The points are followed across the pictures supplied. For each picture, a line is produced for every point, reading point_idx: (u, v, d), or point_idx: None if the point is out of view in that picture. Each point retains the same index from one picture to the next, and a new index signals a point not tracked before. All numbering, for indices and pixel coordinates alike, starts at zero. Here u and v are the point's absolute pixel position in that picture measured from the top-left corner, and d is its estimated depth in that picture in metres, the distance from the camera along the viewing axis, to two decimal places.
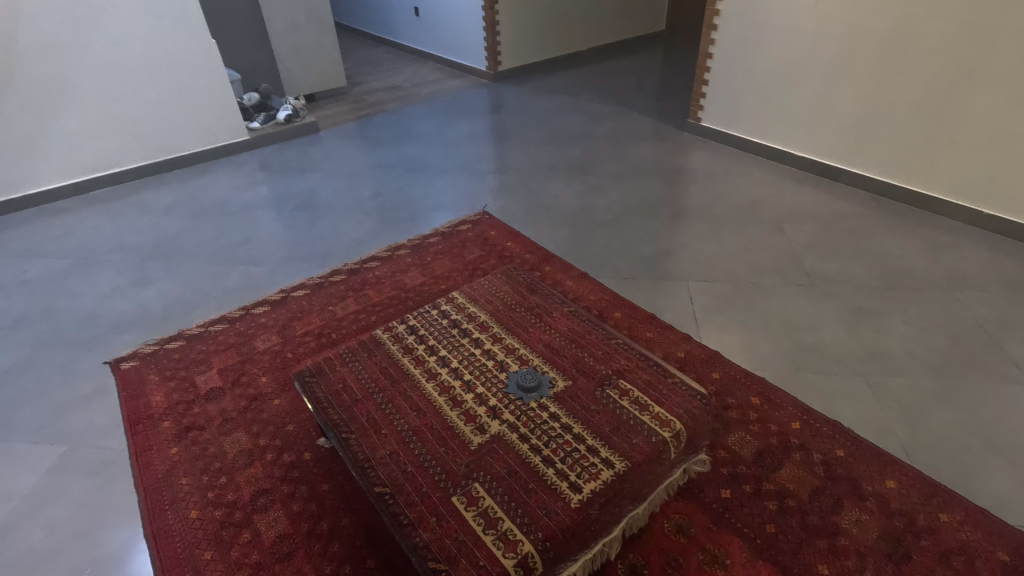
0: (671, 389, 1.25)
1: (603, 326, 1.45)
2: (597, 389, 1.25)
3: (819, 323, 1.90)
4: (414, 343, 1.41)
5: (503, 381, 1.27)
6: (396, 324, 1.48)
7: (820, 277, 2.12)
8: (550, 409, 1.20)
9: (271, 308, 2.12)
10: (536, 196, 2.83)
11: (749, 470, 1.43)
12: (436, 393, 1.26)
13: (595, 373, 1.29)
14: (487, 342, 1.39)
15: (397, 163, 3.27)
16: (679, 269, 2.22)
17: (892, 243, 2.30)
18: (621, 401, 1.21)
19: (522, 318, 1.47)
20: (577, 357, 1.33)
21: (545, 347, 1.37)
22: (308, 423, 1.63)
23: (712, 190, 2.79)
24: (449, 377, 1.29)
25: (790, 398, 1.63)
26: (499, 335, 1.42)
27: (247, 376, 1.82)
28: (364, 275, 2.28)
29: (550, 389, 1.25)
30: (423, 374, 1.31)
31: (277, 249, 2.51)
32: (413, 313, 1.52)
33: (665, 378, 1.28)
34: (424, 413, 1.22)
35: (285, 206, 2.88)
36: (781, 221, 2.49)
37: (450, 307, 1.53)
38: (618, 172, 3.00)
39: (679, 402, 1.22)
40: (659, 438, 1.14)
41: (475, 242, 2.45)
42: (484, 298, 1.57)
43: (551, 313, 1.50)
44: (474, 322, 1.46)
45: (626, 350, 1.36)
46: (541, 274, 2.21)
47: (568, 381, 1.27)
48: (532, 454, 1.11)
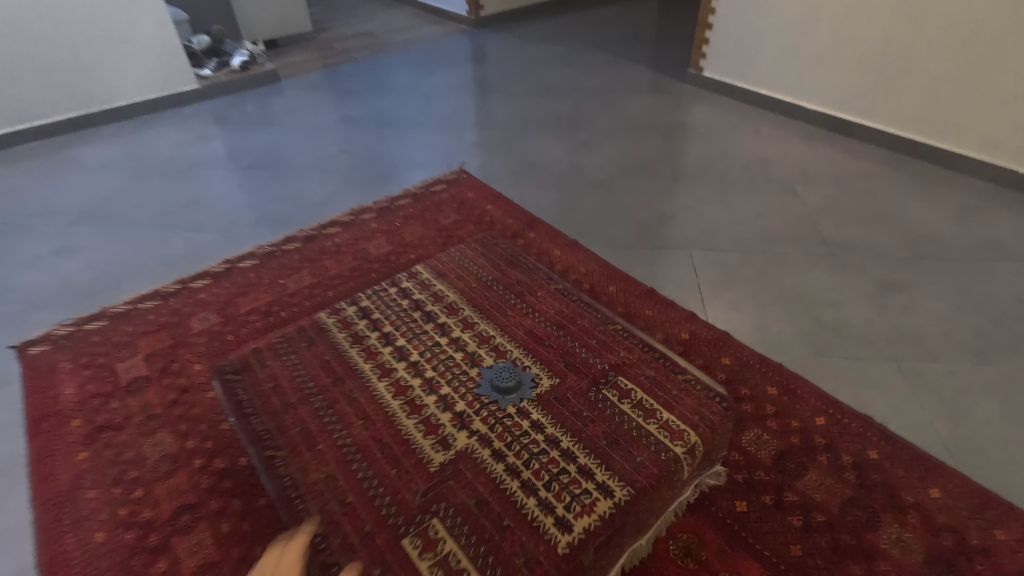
0: (682, 389, 1.00)
1: (598, 307, 1.20)
2: (590, 389, 1.00)
3: (842, 299, 1.66)
4: (367, 330, 1.15)
5: (474, 379, 1.02)
6: (346, 305, 1.21)
7: (840, 245, 1.87)
8: (533, 417, 0.95)
9: (213, 282, 1.83)
10: (521, 153, 2.52)
11: (768, 477, 1.21)
12: (390, 396, 1.01)
13: (589, 369, 1.04)
14: (455, 328, 1.13)
15: (367, 116, 2.92)
16: (682, 236, 1.96)
17: (920, 208, 2.04)
18: (620, 406, 0.97)
19: (499, 298, 1.22)
20: (565, 347, 1.08)
21: (526, 335, 1.12)
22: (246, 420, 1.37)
23: (716, 147, 2.51)
24: (408, 375, 1.04)
25: (811, 387, 1.40)
26: (471, 320, 1.16)
27: (179, 363, 1.54)
28: (323, 243, 1.99)
29: (532, 391, 1.00)
30: (376, 370, 1.06)
31: (225, 213, 2.19)
32: (367, 291, 1.25)
33: (675, 374, 1.03)
34: (373, 421, 0.97)
35: (238, 164, 2.55)
36: (794, 183, 2.22)
37: (413, 285, 1.26)
38: (613, 127, 2.69)
39: (692, 407, 0.97)
40: (670, 455, 0.90)
41: (450, 205, 2.16)
42: (454, 272, 1.30)
43: (534, 292, 1.24)
44: (441, 302, 1.20)
45: (626, 337, 1.11)
46: (524, 243, 1.94)
47: (555, 379, 1.02)
48: (509, 478, 0.87)
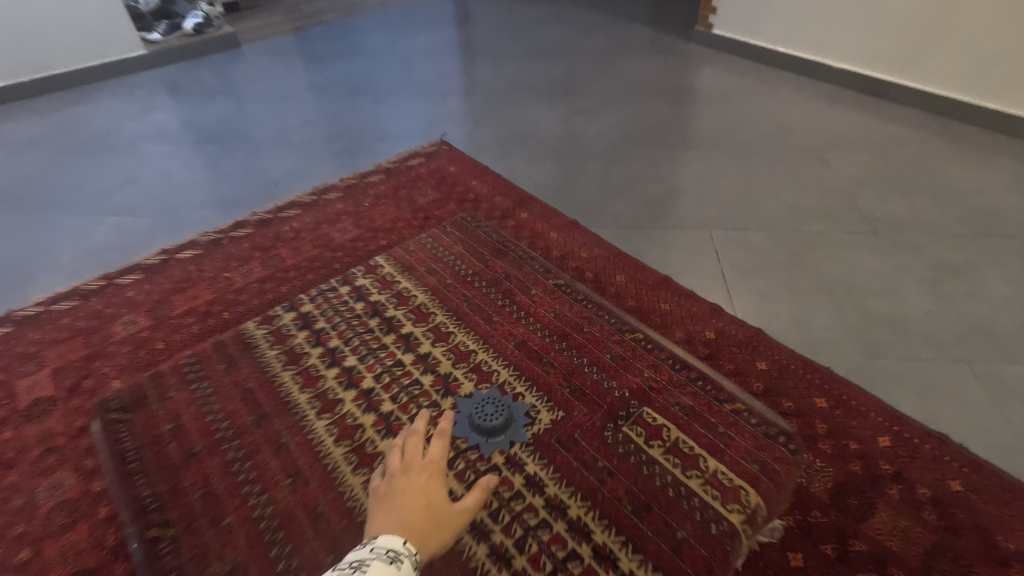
0: (731, 425, 0.97)
1: (611, 313, 1.20)
2: (605, 435, 0.97)
3: (893, 287, 1.40)
4: (312, 353, 1.13)
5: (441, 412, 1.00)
6: (303, 306, 1.23)
7: (884, 222, 1.60)
8: (529, 466, 0.93)
9: (144, 276, 1.53)
10: (510, 122, 2.22)
11: (825, 519, 0.96)
12: (332, 433, 1.00)
13: (594, 408, 1.02)
14: (425, 341, 1.13)
15: (337, 83, 2.60)
16: (698, 214, 1.68)
17: (971, 177, 1.77)
18: (652, 464, 0.92)
19: (480, 305, 1.23)
20: (569, 373, 1.08)
21: (523, 362, 1.10)
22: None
23: (731, 112, 2.21)
24: (358, 409, 1.02)
25: (869, 397, 1.14)
26: (449, 340, 1.15)
27: (93, 379, 1.26)
28: (279, 228, 1.69)
29: (523, 431, 0.98)
30: (315, 403, 1.04)
31: (167, 194, 1.89)
32: (336, 311, 1.22)
33: (717, 407, 1.00)
34: (310, 468, 0.95)
35: (186, 138, 2.23)
36: (823, 150, 1.94)
37: (387, 297, 1.24)
38: (612, 91, 2.39)
39: (738, 449, 0.93)
40: (722, 526, 0.84)
41: (429, 181, 1.87)
42: (435, 275, 1.31)
43: (523, 305, 1.24)
44: (415, 313, 1.20)
45: (656, 362, 1.09)
46: (515, 225, 1.64)
47: (559, 414, 1.01)
48: (518, 549, 0.83)
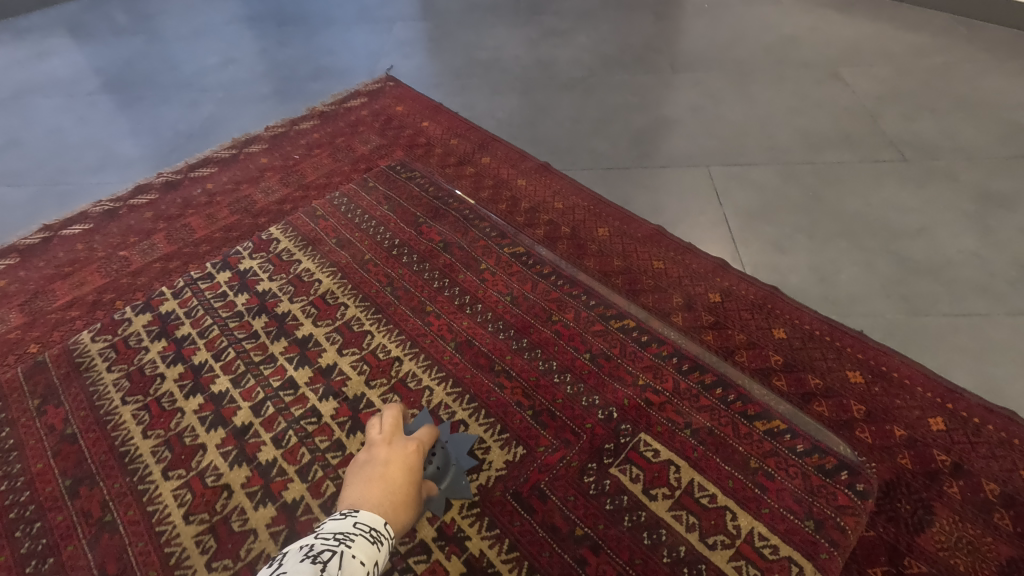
0: (771, 460, 0.81)
1: (588, 293, 1.05)
2: (582, 475, 0.81)
3: (930, 225, 1.16)
4: (166, 377, 0.97)
5: (344, 459, 0.86)
6: (162, 306, 1.08)
7: (914, 147, 1.35)
8: (474, 538, 0.77)
9: (21, 260, 1.25)
10: (469, 49, 1.89)
11: (871, 532, 0.76)
12: (182, 502, 0.82)
13: (567, 434, 0.86)
14: (328, 348, 0.99)
15: (265, 13, 2.21)
16: (692, 148, 1.41)
17: (1011, 88, 1.50)
18: (662, 518, 0.76)
19: (412, 297, 1.07)
20: (533, 387, 0.92)
21: (466, 374, 0.95)
22: None
23: (725, 24, 1.90)
24: (224, 459, 0.86)
25: (914, 366, 0.92)
26: (362, 344, 1.00)
27: None
28: (189, 192, 1.39)
29: (467, 475, 0.82)
30: (164, 454, 0.87)
31: (57, 156, 1.56)
32: (237, 316, 1.05)
33: (748, 430, 0.84)
34: (142, 563, 0.77)
35: (81, 88, 1.87)
36: (835, 65, 1.65)
37: (280, 285, 1.10)
38: (586, 7, 2.04)
39: (779, 495, 0.77)
40: None
41: (372, 124, 1.56)
42: (352, 265, 1.14)
43: (473, 289, 1.08)
44: (319, 305, 1.06)
45: (660, 367, 0.93)
46: (474, 173, 1.36)
47: (520, 452, 0.85)
48: None
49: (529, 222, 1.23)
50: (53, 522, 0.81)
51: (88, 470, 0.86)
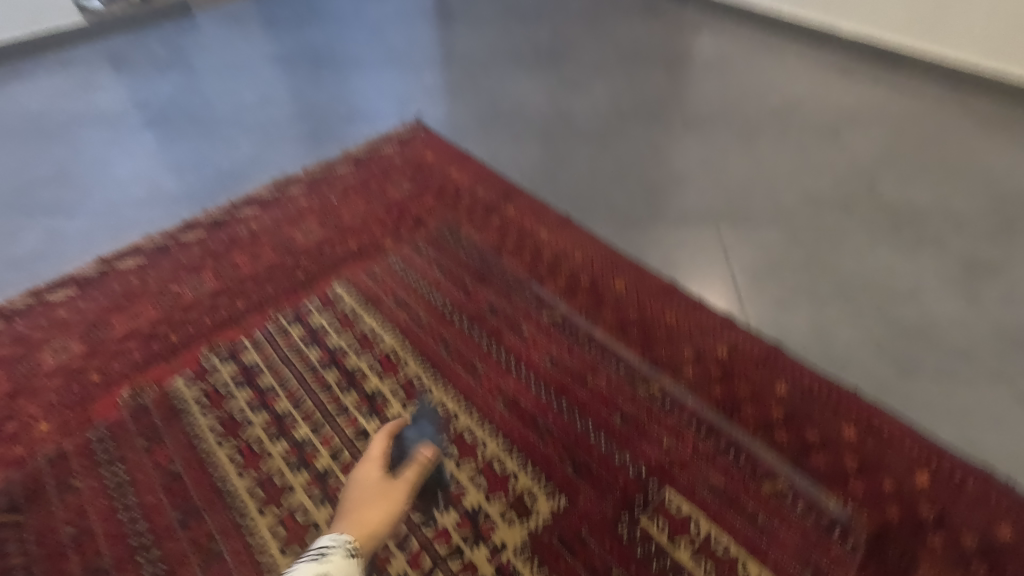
0: (775, 514, 0.93)
1: (619, 357, 1.14)
2: (616, 520, 0.94)
3: (921, 289, 1.27)
4: (254, 423, 1.09)
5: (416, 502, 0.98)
6: (245, 357, 1.18)
7: (908, 212, 1.46)
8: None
9: (79, 292, 1.34)
10: (493, 98, 2.01)
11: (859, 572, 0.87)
12: (278, 536, 0.95)
13: (605, 483, 0.97)
14: (392, 403, 1.11)
15: (299, 55, 2.34)
16: (703, 205, 1.52)
17: (997, 158, 1.62)
18: (680, 558, 0.90)
19: (464, 350, 1.17)
20: (573, 443, 1.02)
21: (514, 430, 1.05)
22: (64, 567, 0.93)
23: (733, 83, 2.02)
24: (311, 500, 0.99)
25: (903, 424, 1.02)
26: (423, 399, 1.11)
27: (19, 422, 1.09)
28: (233, 230, 1.50)
29: (523, 524, 0.95)
30: (258, 493, 1.00)
31: (106, 190, 1.67)
32: (312, 368, 1.17)
33: (756, 488, 0.95)
34: None
35: (128, 122, 1.99)
36: (835, 129, 1.77)
37: (349, 341, 1.21)
38: (603, 60, 2.17)
39: (783, 545, 0.90)
40: None
41: (403, 170, 1.68)
42: (410, 320, 1.24)
43: (517, 342, 1.18)
44: (383, 363, 1.17)
45: (684, 432, 1.02)
46: (500, 222, 1.47)
47: (563, 502, 0.96)
48: None
49: (551, 272, 1.33)
50: (169, 549, 0.94)
51: (193, 503, 0.99)
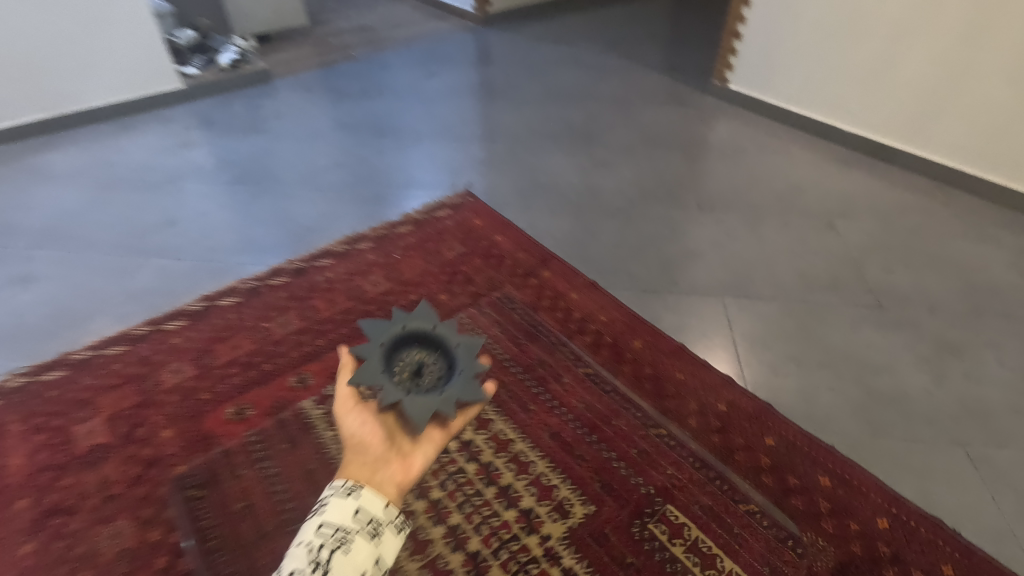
0: (745, 527, 1.14)
1: (637, 405, 1.36)
2: (632, 522, 1.16)
3: (895, 363, 1.48)
4: None
5: (486, 500, 1.19)
6: None
7: (889, 295, 1.69)
8: (565, 559, 1.11)
9: (187, 323, 1.63)
10: (532, 173, 2.31)
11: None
12: None
13: (629, 497, 1.19)
14: (468, 429, 1.30)
15: (365, 124, 2.70)
16: (710, 279, 1.77)
17: (973, 251, 1.86)
18: (673, 551, 1.12)
19: (518, 384, 1.41)
20: (600, 468, 1.24)
21: (556, 453, 1.27)
22: (240, 532, 1.15)
23: (744, 170, 2.30)
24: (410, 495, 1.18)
25: (870, 478, 1.22)
26: (490, 427, 1.31)
27: (145, 428, 1.35)
28: (313, 278, 1.78)
29: (566, 524, 1.15)
30: None
31: (206, 237, 1.98)
32: None
33: (734, 508, 1.17)
34: None
35: (221, 178, 2.32)
36: (832, 217, 2.03)
37: None
38: (629, 143, 2.48)
39: (753, 550, 1.11)
40: None
41: (455, 233, 1.96)
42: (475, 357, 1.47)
43: (562, 381, 1.42)
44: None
45: (681, 462, 1.24)
46: (537, 284, 1.73)
47: (591, 509, 1.18)
48: None
49: (579, 330, 1.58)
50: None
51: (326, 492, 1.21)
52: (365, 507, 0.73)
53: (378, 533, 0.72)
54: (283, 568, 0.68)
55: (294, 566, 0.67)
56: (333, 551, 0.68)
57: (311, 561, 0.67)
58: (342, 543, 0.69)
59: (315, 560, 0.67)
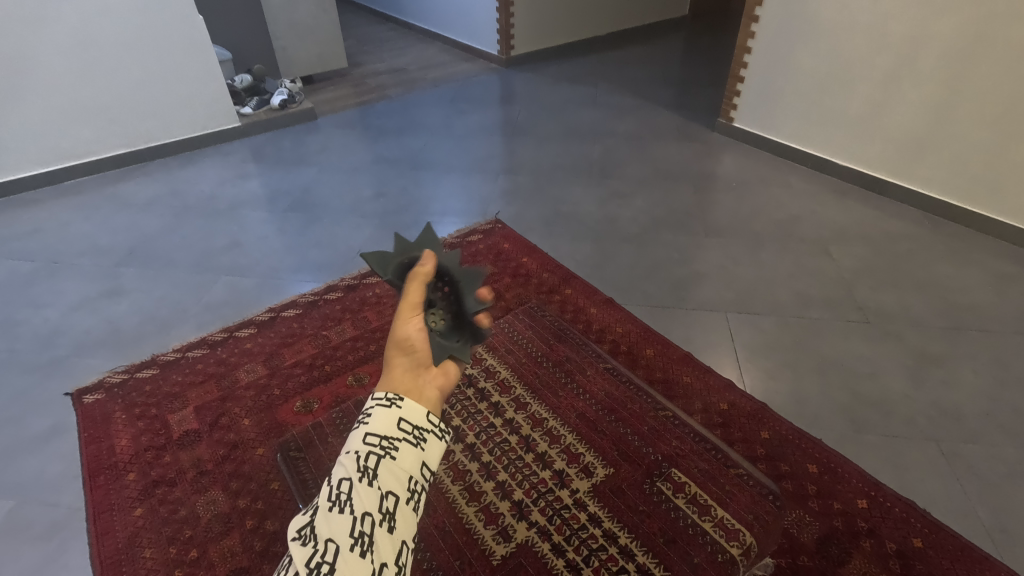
0: (738, 485, 1.32)
1: (649, 393, 1.57)
2: (646, 481, 1.37)
3: (879, 371, 1.68)
4: None
5: (526, 462, 1.41)
6: None
7: (876, 312, 1.89)
8: (590, 507, 1.32)
9: (257, 330, 1.88)
10: (554, 203, 2.56)
11: (801, 537, 1.28)
12: (448, 476, 1.38)
13: (644, 463, 1.41)
14: (510, 409, 1.54)
15: (402, 158, 2.99)
16: (714, 297, 1.99)
17: (954, 274, 2.05)
18: (677, 501, 1.32)
19: (548, 373, 1.65)
20: (617, 441, 1.46)
21: (582, 429, 1.49)
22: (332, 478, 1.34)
23: (747, 201, 2.53)
24: (463, 458, 1.42)
25: (853, 467, 1.41)
26: (527, 408, 1.55)
27: (228, 417, 1.59)
28: (363, 293, 2.03)
29: (591, 481, 1.37)
30: None
31: (267, 257, 2.25)
32: None
33: (726, 472, 1.35)
34: (435, 508, 1.33)
35: (277, 205, 2.61)
36: (827, 243, 2.24)
37: (478, 371, 1.65)
38: (642, 176, 2.73)
39: (742, 502, 1.28)
40: (727, 555, 1.19)
41: (486, 255, 2.21)
42: (512, 354, 1.72)
43: (586, 373, 1.65)
44: (501, 385, 1.61)
45: (686, 437, 1.45)
46: (560, 300, 1.96)
47: (610, 471, 1.39)
48: (557, 557, 1.23)
49: (599, 338, 1.80)
50: None
51: None
52: (409, 417, 0.63)
53: (424, 440, 0.63)
54: (328, 478, 0.58)
55: (340, 477, 0.57)
56: (381, 459, 0.59)
57: (358, 468, 0.57)
58: (389, 452, 0.60)
59: (363, 468, 0.58)
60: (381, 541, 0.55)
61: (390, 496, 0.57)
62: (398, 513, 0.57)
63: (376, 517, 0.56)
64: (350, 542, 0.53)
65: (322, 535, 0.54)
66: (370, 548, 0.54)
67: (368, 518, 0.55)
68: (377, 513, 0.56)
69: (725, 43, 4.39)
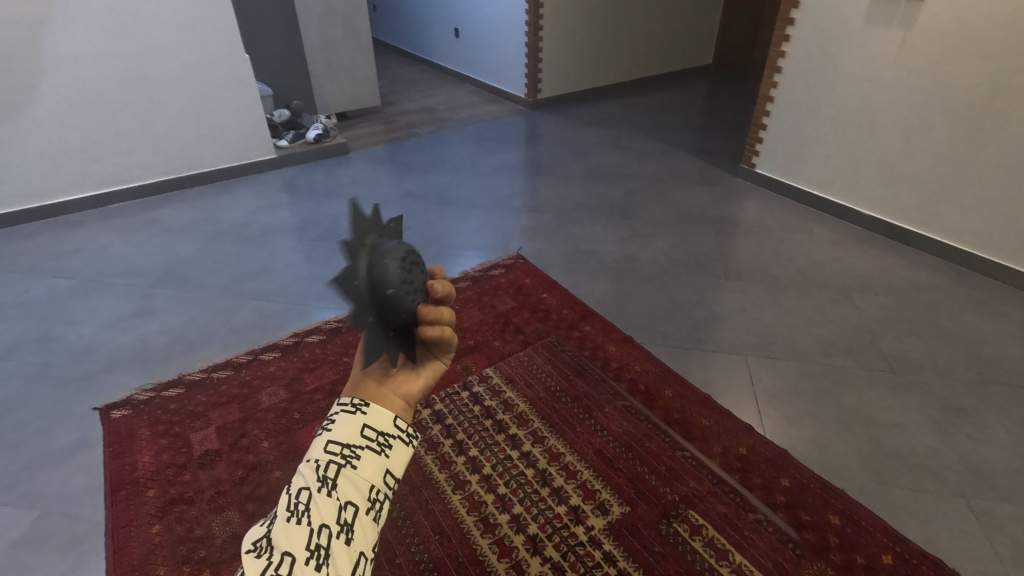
0: (757, 530, 1.33)
1: (667, 433, 1.57)
2: (662, 520, 1.35)
3: (905, 423, 1.64)
4: (445, 443, 1.54)
5: (542, 496, 1.41)
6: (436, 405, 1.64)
7: (901, 362, 1.86)
8: (605, 545, 1.30)
9: (281, 355, 1.92)
10: (576, 241, 2.60)
11: None
12: (463, 505, 1.39)
13: (661, 502, 1.39)
14: (527, 442, 1.54)
15: (428, 193, 3.08)
16: (735, 340, 1.98)
17: (982, 327, 2.01)
18: (692, 543, 1.31)
19: (566, 408, 1.65)
20: (634, 478, 1.45)
21: (598, 466, 1.48)
22: None
23: (769, 245, 2.54)
24: (479, 489, 1.43)
25: (877, 519, 1.37)
26: (544, 442, 1.55)
27: (248, 439, 1.61)
28: None
29: (608, 518, 1.36)
30: (450, 481, 1.44)
31: (294, 284, 2.31)
32: (468, 409, 1.64)
33: (744, 516, 1.36)
34: (450, 536, 1.33)
35: (306, 234, 2.69)
36: (850, 290, 2.22)
37: (496, 403, 1.67)
38: (663, 219, 2.76)
39: (760, 550, 1.29)
40: None
41: (508, 290, 2.23)
42: (531, 386, 1.73)
43: (604, 409, 1.65)
44: (518, 418, 1.62)
45: (704, 479, 1.45)
46: (579, 336, 1.97)
47: (626, 508, 1.38)
48: None
49: (618, 375, 1.80)
50: (409, 504, 1.39)
51: (413, 481, 1.44)
52: (374, 424, 0.61)
53: (389, 446, 0.61)
54: (289, 486, 0.59)
55: (299, 486, 0.58)
56: (341, 469, 0.58)
57: (318, 478, 0.57)
58: (350, 462, 0.59)
59: (322, 478, 0.57)
60: (337, 553, 0.55)
61: (349, 508, 0.57)
62: (357, 524, 0.57)
63: (334, 529, 0.56)
64: (306, 556, 0.54)
65: (279, 547, 0.55)
66: (326, 562, 0.54)
67: (326, 531, 0.55)
68: (335, 525, 0.56)
69: (748, 91, 4.47)
